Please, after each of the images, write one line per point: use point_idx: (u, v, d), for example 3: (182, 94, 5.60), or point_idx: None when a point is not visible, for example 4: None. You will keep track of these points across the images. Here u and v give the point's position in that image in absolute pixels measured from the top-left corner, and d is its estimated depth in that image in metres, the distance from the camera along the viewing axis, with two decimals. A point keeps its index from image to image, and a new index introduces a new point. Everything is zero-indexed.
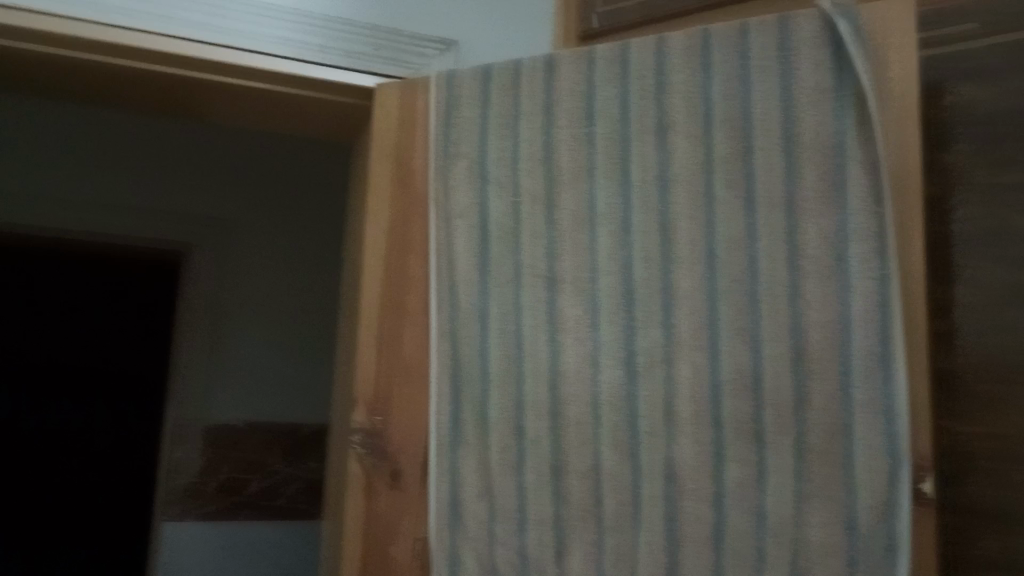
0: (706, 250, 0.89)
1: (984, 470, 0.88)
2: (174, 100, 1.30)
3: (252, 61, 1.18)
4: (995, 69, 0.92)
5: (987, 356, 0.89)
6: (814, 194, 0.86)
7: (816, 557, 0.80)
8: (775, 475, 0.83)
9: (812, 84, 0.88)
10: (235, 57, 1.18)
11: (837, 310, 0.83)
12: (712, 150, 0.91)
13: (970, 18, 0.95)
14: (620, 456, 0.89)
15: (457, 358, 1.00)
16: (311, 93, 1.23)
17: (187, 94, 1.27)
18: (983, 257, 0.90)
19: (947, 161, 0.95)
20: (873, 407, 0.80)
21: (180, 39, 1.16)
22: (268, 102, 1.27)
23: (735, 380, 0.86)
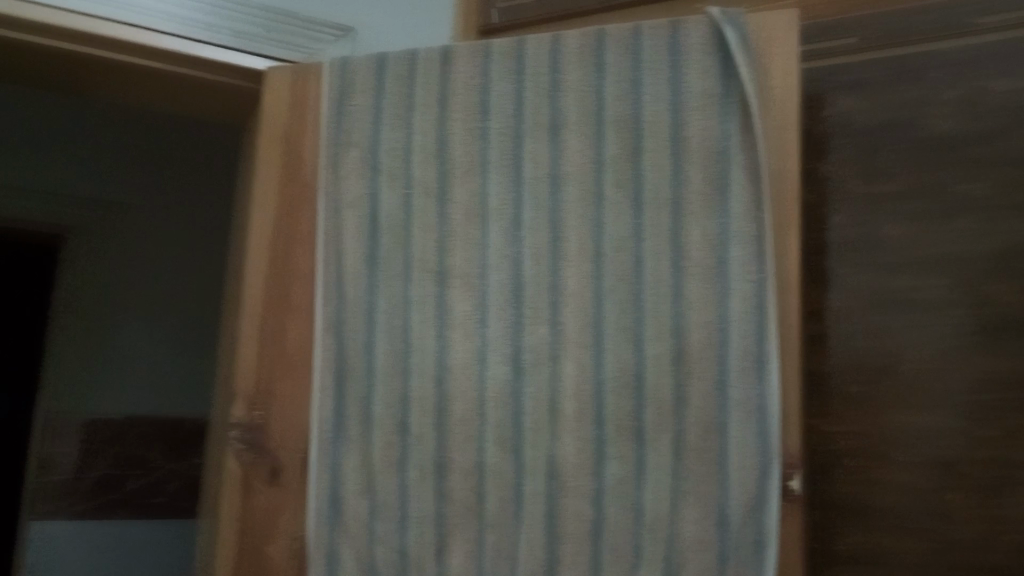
0: (594, 249, 0.90)
1: (850, 468, 0.92)
2: (110, 86, 1.26)
3: (165, 43, 1.14)
4: (871, 83, 0.97)
5: (857, 358, 0.93)
6: (698, 197, 0.87)
7: (689, 553, 0.82)
8: (653, 473, 0.84)
9: (700, 90, 0.89)
10: (162, 40, 1.14)
11: (716, 310, 0.85)
12: (603, 150, 0.92)
13: (851, 34, 1.00)
14: (503, 454, 0.89)
15: (342, 351, 0.98)
16: (246, 83, 1.20)
17: (122, 80, 1.22)
18: (855, 264, 0.95)
19: (824, 169, 0.99)
20: (748, 406, 0.83)
21: (73, 13, 1.10)
22: (199, 90, 1.23)
23: (618, 378, 0.87)
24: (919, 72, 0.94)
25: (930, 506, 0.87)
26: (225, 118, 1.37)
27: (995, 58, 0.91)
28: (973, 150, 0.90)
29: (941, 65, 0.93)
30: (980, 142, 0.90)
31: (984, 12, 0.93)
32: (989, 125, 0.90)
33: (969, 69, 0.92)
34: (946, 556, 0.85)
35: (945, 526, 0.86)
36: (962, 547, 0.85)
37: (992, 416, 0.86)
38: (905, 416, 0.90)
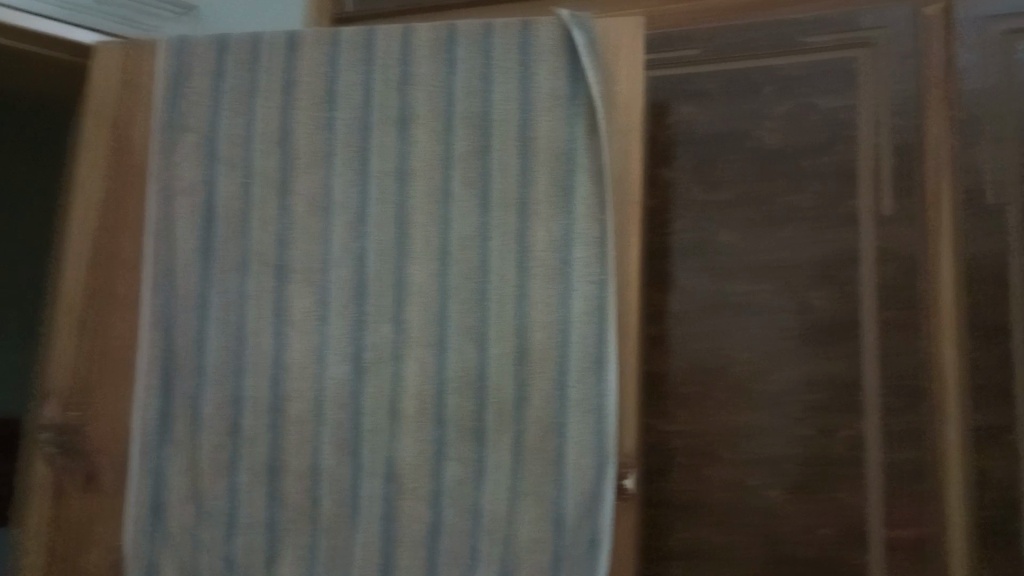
0: (439, 247, 0.89)
1: (684, 467, 0.96)
2: None
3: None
4: (711, 95, 1.01)
5: (692, 360, 0.98)
6: (544, 198, 0.87)
7: (524, 553, 0.82)
8: (492, 473, 0.83)
9: (548, 91, 0.90)
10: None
11: (557, 310, 0.85)
12: (452, 146, 0.90)
13: (693, 46, 1.03)
14: (340, 455, 0.86)
15: (171, 348, 0.92)
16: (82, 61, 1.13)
17: None
18: (693, 270, 0.99)
19: (667, 175, 1.02)
20: (586, 405, 0.83)
21: None
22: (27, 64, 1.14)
23: (460, 378, 0.86)
24: (756, 85, 1.00)
25: (756, 503, 0.93)
26: (47, 92, 1.28)
27: (823, 75, 0.97)
28: (802, 162, 0.97)
29: (776, 80, 0.99)
30: (805, 155, 0.97)
31: (812, 30, 0.99)
32: (816, 139, 0.97)
33: (799, 85, 0.98)
34: (768, 549, 0.92)
35: (768, 522, 0.92)
36: (783, 541, 0.91)
37: (811, 415, 0.92)
38: (735, 415, 0.95)
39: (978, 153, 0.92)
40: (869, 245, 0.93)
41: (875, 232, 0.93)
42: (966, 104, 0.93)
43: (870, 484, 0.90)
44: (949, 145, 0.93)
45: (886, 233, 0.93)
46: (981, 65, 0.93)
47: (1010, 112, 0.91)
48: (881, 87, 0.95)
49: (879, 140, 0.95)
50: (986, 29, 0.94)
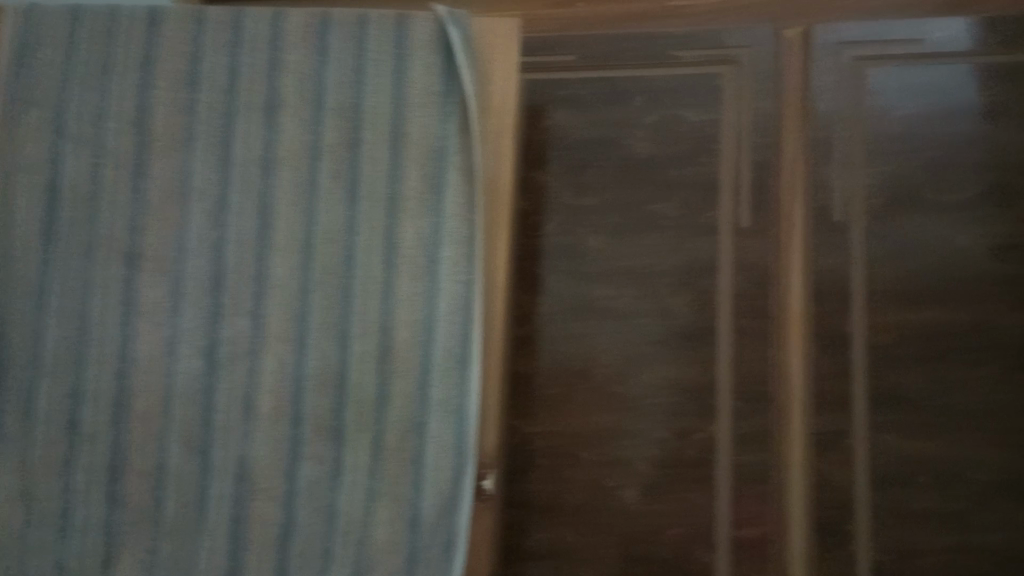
0: (303, 239, 0.85)
1: (545, 467, 0.97)
2: None
3: None
4: (585, 101, 1.03)
5: (557, 361, 0.99)
6: (413, 194, 0.86)
7: (378, 555, 0.80)
8: (350, 474, 0.82)
9: (421, 86, 0.87)
10: None
11: (423, 309, 0.84)
12: (320, 136, 0.87)
13: (570, 52, 1.04)
14: (188, 454, 0.82)
15: (4, 337, 0.85)
16: None
17: None
18: (561, 273, 1.01)
19: (540, 178, 1.03)
20: (447, 405, 0.83)
21: None
22: None
23: (320, 375, 0.83)
24: (626, 95, 1.03)
25: (610, 503, 0.95)
26: None
27: (689, 89, 1.01)
28: (668, 171, 1.00)
29: (645, 91, 1.02)
30: (671, 165, 1.00)
31: (681, 45, 1.02)
32: (681, 150, 1.00)
33: (668, 97, 1.02)
34: (623, 547, 0.94)
35: (622, 520, 0.95)
36: (635, 540, 0.94)
37: (667, 417, 0.96)
38: (596, 416, 0.97)
39: (829, 171, 0.97)
40: (727, 255, 0.98)
41: (733, 243, 0.98)
42: (820, 124, 0.98)
43: (719, 485, 0.94)
44: (803, 163, 0.98)
45: (743, 244, 0.98)
46: (835, 88, 0.98)
47: (861, 135, 0.96)
48: (745, 105, 1.00)
49: (740, 154, 0.99)
50: (841, 54, 0.99)
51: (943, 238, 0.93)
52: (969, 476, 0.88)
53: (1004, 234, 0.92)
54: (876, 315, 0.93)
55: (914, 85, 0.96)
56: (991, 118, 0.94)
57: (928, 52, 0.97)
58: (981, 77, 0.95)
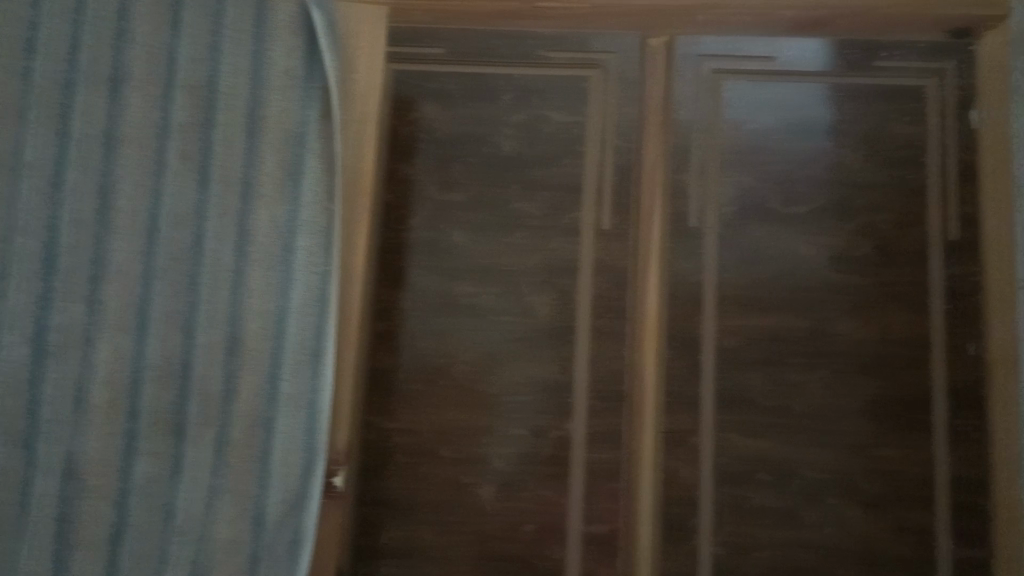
0: (147, 222, 0.80)
1: (401, 464, 0.96)
2: None
3: None
4: (453, 95, 1.03)
5: (417, 358, 0.99)
6: (269, 181, 0.82)
7: (218, 556, 0.77)
8: (190, 470, 0.77)
9: (282, 69, 0.84)
10: None
11: (276, 300, 0.81)
12: (171, 115, 0.81)
13: (439, 45, 1.04)
14: (11, 448, 0.76)
15: None
16: None
17: None
18: (424, 267, 1.00)
19: (405, 170, 1.02)
20: (297, 399, 0.80)
21: None
22: None
23: (161, 367, 0.78)
24: (494, 92, 1.03)
25: (465, 499, 0.95)
26: None
27: (557, 91, 1.03)
28: (533, 170, 1.01)
29: (513, 90, 1.03)
30: (536, 164, 1.02)
31: (550, 45, 1.04)
32: (547, 150, 1.02)
33: (535, 97, 1.03)
34: (477, 545, 0.94)
35: (475, 518, 0.95)
36: (489, 537, 0.94)
37: (523, 414, 0.97)
38: (454, 413, 0.97)
39: (687, 179, 1.00)
40: (587, 255, 0.99)
41: (594, 245, 1.00)
42: (680, 132, 1.01)
43: (573, 482, 0.95)
44: (662, 168, 1.01)
45: (603, 245, 0.99)
46: (695, 98, 1.01)
47: (716, 144, 1.00)
48: (609, 109, 1.02)
49: (603, 158, 1.01)
50: (701, 66, 1.02)
51: (788, 248, 0.98)
52: (803, 474, 0.93)
53: (842, 246, 0.97)
54: (725, 319, 0.97)
55: (767, 100, 1.01)
56: (835, 136, 1.00)
57: (781, 69, 1.01)
58: (827, 96, 1.00)
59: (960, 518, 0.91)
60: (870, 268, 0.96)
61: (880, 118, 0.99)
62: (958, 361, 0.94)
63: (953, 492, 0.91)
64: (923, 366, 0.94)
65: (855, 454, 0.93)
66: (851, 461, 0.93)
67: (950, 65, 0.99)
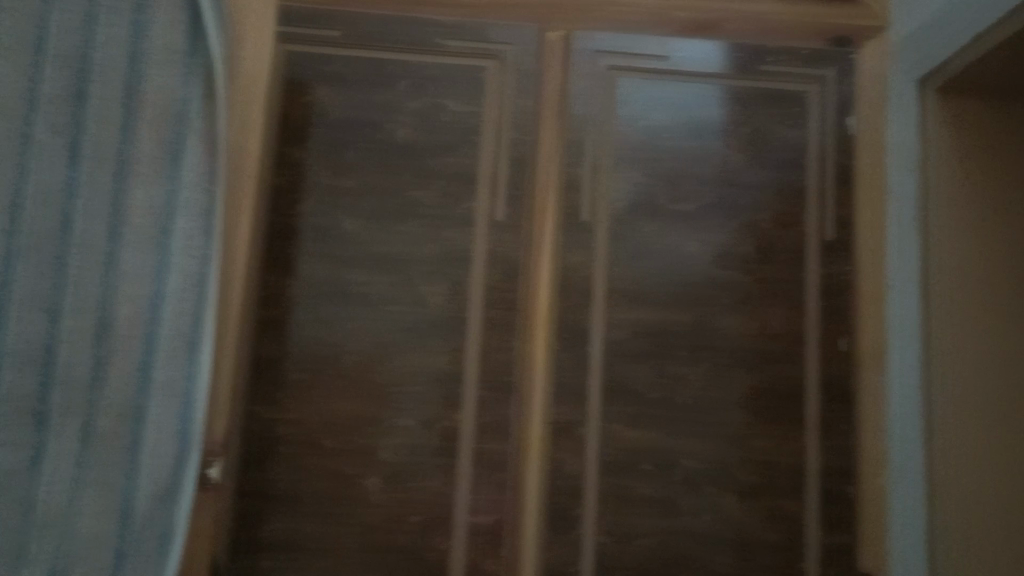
0: (8, 193, 0.68)
1: (285, 455, 0.94)
2: None
3: None
4: (347, 79, 1.01)
5: (304, 347, 0.96)
6: (147, 157, 0.74)
7: (81, 554, 0.67)
8: (52, 462, 0.67)
9: (163, 42, 0.75)
10: None
11: (150, 283, 0.73)
12: (38, 83, 0.70)
13: (335, 28, 1.02)
14: None
15: None
16: None
17: None
18: (314, 254, 0.98)
19: (296, 155, 1.00)
20: (172, 389, 0.73)
21: None
22: None
23: (21, 356, 0.67)
24: (390, 78, 1.02)
25: (351, 490, 0.94)
26: None
27: (454, 79, 1.02)
28: (428, 159, 1.00)
29: (409, 76, 1.02)
30: (431, 153, 1.01)
31: (447, 34, 1.03)
32: (442, 139, 1.01)
33: (431, 85, 1.02)
34: (361, 536, 0.93)
35: (358, 509, 0.93)
36: (375, 528, 0.93)
37: (411, 405, 0.96)
38: (341, 403, 0.95)
39: (581, 173, 1.01)
40: (480, 247, 0.99)
41: (486, 235, 0.99)
42: (574, 126, 1.02)
43: (461, 473, 0.95)
44: (556, 161, 1.01)
45: (497, 236, 0.99)
46: (590, 93, 1.02)
47: (609, 140, 1.02)
48: (505, 99, 1.02)
49: (498, 148, 1.01)
50: (597, 61, 1.03)
51: (676, 244, 1.00)
52: (685, 464, 0.96)
53: (727, 244, 1.00)
54: (614, 312, 0.98)
55: (660, 99, 1.03)
56: (723, 137, 1.02)
57: (674, 68, 1.03)
58: (719, 97, 1.03)
59: (829, 506, 0.95)
60: (753, 265, 1.00)
61: (766, 121, 1.03)
62: (830, 355, 0.98)
63: (823, 480, 0.95)
64: (799, 360, 0.98)
65: (734, 445, 0.96)
66: (730, 451, 0.96)
67: (830, 72, 1.03)
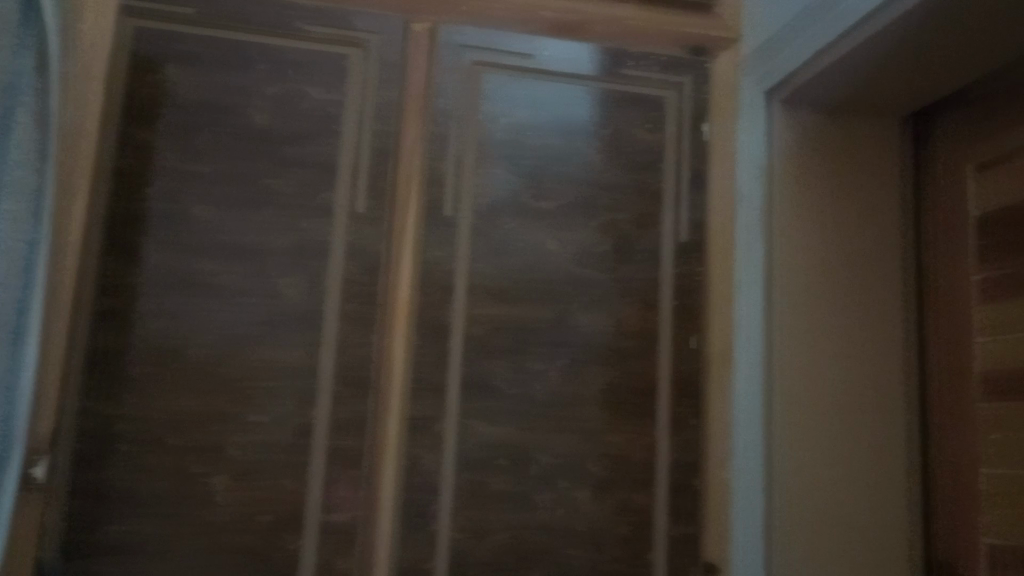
0: None
1: (125, 453, 0.88)
2: None
3: None
4: (201, 59, 0.97)
5: (149, 339, 0.91)
6: None
7: None
8: None
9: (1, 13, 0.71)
10: None
11: None
12: None
13: (189, 4, 0.97)
14: None
15: None
16: None
17: None
18: (161, 242, 0.93)
19: (143, 136, 0.94)
20: None
21: None
22: None
23: None
24: (248, 60, 0.98)
25: (196, 490, 0.89)
26: None
27: (315, 65, 0.99)
28: (286, 147, 0.97)
29: (268, 60, 0.98)
30: (289, 141, 0.97)
31: (309, 18, 1.00)
32: (301, 127, 0.98)
33: (291, 71, 0.98)
34: (206, 538, 0.89)
35: (204, 510, 0.89)
36: (221, 529, 0.89)
37: (265, 401, 0.92)
38: (188, 399, 0.91)
39: (444, 167, 1.00)
40: (339, 239, 0.97)
41: (346, 227, 0.97)
42: (438, 119, 1.01)
43: (313, 471, 0.92)
44: (420, 154, 1.00)
45: (357, 228, 0.97)
46: (455, 87, 1.02)
47: (473, 135, 1.02)
48: (368, 89, 1.00)
49: (360, 138, 0.99)
50: (462, 56, 1.03)
51: (537, 242, 1.01)
52: (540, 459, 0.97)
53: (587, 242, 1.02)
54: (474, 308, 0.98)
55: (525, 97, 1.03)
56: (587, 137, 1.04)
57: (539, 67, 1.04)
58: (583, 97, 1.05)
59: (676, 498, 0.98)
60: (610, 264, 1.02)
61: (625, 123, 1.05)
62: (681, 352, 1.02)
63: (671, 474, 0.99)
64: (652, 357, 1.01)
65: (588, 440, 0.98)
66: (585, 446, 0.98)
67: (688, 79, 1.08)
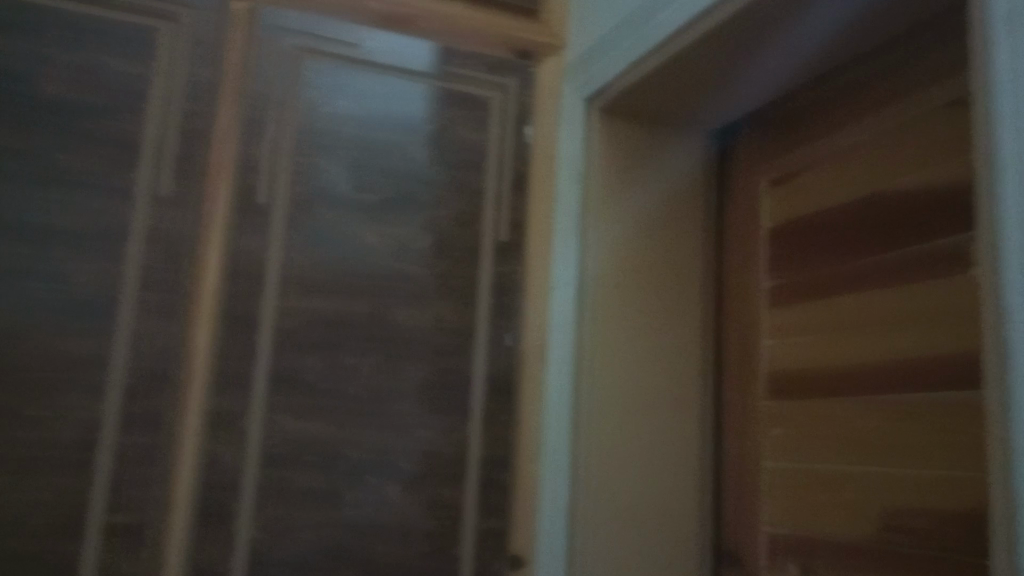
0: None
1: None
2: None
3: None
4: None
5: None
6: None
7: None
8: None
9: None
10: None
11: None
12: None
13: None
14: None
15: None
16: None
17: None
18: None
19: None
20: None
21: None
22: None
23: None
24: (42, 25, 0.90)
25: None
26: None
27: (120, 36, 0.93)
28: (83, 121, 0.90)
29: (66, 27, 0.91)
30: (86, 115, 0.91)
31: None
32: (101, 101, 0.91)
33: (92, 40, 0.92)
34: None
35: None
36: None
37: (47, 393, 0.86)
38: None
39: (258, 152, 0.96)
40: (139, 222, 0.91)
41: (147, 209, 0.91)
42: (253, 103, 0.97)
43: (99, 470, 0.86)
44: (232, 138, 0.95)
45: (159, 212, 0.92)
46: (273, 71, 0.98)
47: (291, 121, 0.98)
48: (178, 66, 0.95)
49: (166, 117, 0.93)
50: (282, 39, 0.99)
51: (353, 234, 0.99)
52: (349, 456, 0.95)
53: (405, 237, 1.01)
54: (286, 299, 0.95)
55: (348, 86, 1.01)
56: (410, 131, 1.03)
57: (364, 57, 1.03)
58: (408, 91, 1.04)
59: (486, 494, 1.00)
60: (428, 260, 1.02)
61: (449, 120, 1.05)
62: (496, 349, 1.03)
63: (482, 470, 1.00)
64: (466, 354, 1.02)
65: (400, 436, 0.97)
66: (395, 442, 0.97)
67: (511, 81, 1.09)
